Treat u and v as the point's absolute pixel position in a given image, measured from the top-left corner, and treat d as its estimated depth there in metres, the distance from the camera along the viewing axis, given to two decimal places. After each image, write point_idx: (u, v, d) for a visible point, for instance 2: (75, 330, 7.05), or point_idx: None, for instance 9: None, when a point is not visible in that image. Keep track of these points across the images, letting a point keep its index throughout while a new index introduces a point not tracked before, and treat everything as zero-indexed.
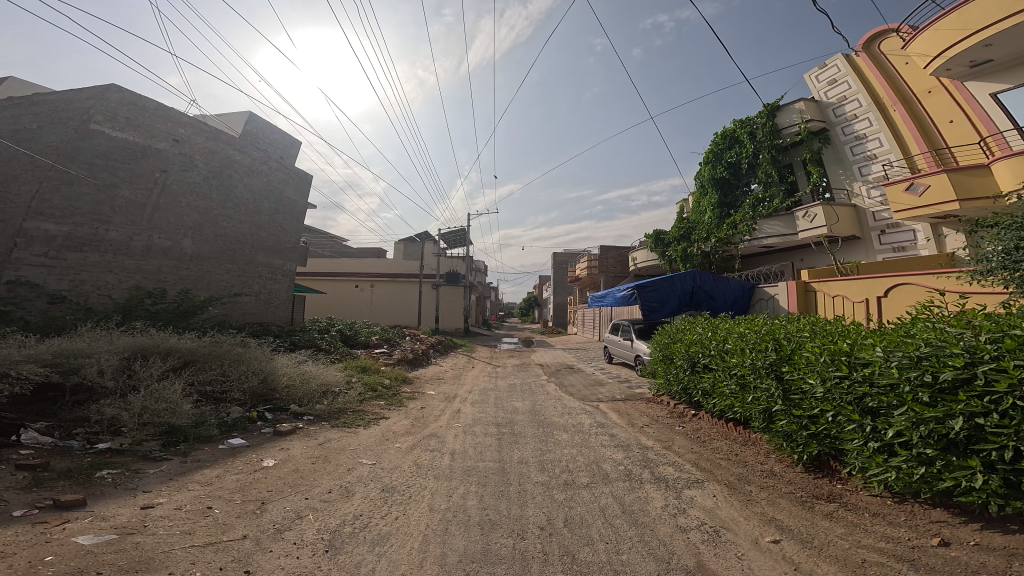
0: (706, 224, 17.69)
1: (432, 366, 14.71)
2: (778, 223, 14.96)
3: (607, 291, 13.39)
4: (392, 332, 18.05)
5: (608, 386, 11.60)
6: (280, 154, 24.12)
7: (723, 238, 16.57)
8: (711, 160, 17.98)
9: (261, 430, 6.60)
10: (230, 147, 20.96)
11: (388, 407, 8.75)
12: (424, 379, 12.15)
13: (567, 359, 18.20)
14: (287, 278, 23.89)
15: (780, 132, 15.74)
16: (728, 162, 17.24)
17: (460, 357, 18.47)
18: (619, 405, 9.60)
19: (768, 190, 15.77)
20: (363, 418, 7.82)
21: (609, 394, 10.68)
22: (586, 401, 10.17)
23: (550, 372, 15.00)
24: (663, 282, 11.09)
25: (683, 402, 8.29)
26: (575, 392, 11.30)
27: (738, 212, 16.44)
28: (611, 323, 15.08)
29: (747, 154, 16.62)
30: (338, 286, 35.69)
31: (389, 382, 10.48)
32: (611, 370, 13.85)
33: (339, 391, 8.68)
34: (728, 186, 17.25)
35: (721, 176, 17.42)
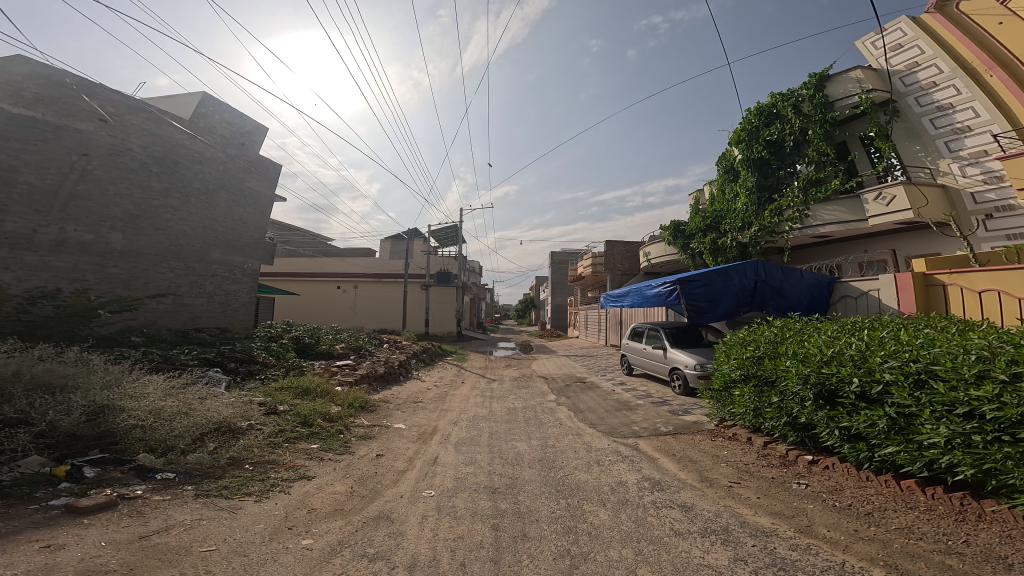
0: (741, 211, 14.89)
1: (411, 382, 11.64)
2: (840, 207, 12.17)
3: (629, 288, 10.51)
4: (366, 339, 14.86)
5: (642, 410, 8.62)
6: (243, 138, 20.96)
7: (766, 227, 13.76)
8: (744, 139, 15.24)
9: (44, 506, 3.61)
10: (174, 128, 17.53)
11: (322, 457, 5.69)
12: (394, 404, 9.07)
13: (576, 370, 15.20)
14: (250, 278, 20.68)
15: (832, 105, 13.19)
16: (766, 141, 14.47)
17: (449, 368, 15.35)
18: (668, 442, 6.62)
19: (821, 170, 13.10)
20: (264, 479, 4.76)
21: (647, 423, 7.68)
22: (618, 437, 7.17)
23: (558, 387, 12.00)
24: (714, 275, 8.17)
25: (785, 443, 5.46)
26: (597, 420, 8.28)
27: (784, 197, 13.67)
28: (633, 327, 12.12)
29: (790, 131, 13.92)
30: (319, 287, 32.42)
31: (339, 413, 7.38)
32: (636, 386, 10.89)
33: (243, 434, 5.62)
34: (767, 169, 14.48)
35: (757, 158, 14.68)
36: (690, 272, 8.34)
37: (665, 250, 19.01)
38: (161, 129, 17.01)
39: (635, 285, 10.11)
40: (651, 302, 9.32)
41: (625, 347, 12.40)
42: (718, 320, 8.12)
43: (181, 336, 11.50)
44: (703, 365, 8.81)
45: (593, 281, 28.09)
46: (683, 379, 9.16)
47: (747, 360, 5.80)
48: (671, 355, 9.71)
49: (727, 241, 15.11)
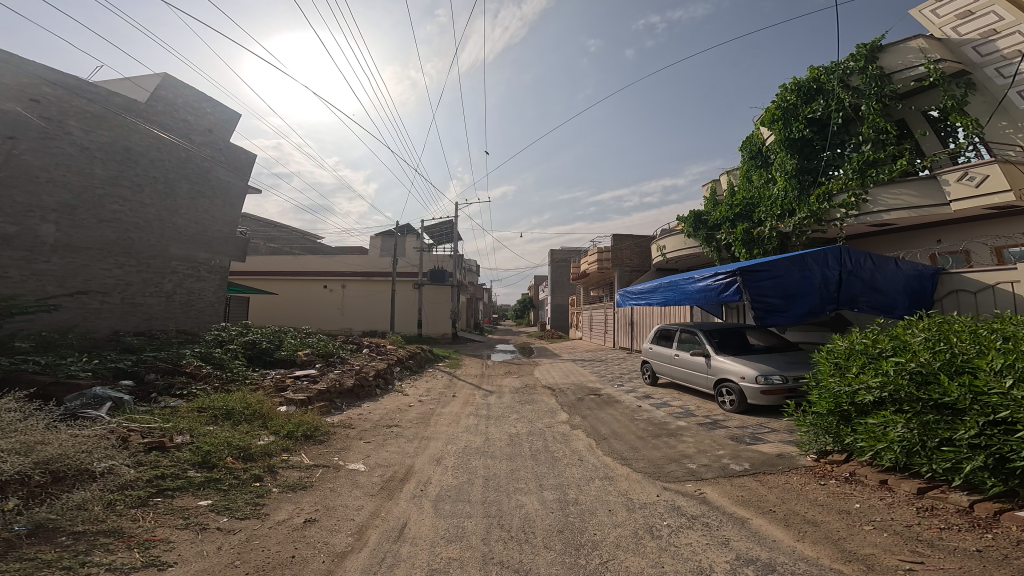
0: (780, 198, 12.88)
1: (390, 397, 9.51)
2: (910, 189, 10.15)
3: (659, 283, 8.56)
4: (342, 344, 12.70)
5: (690, 436, 6.52)
6: (210, 123, 18.69)
7: (815, 213, 11.52)
8: (779, 118, 13.37)
9: None
10: (122, 108, 15.27)
11: (207, 528, 3.58)
12: (360, 431, 6.89)
13: (587, 377, 13.14)
14: (218, 277, 18.52)
15: (889, 77, 11.37)
16: (808, 119, 12.65)
17: (439, 376, 13.17)
18: (753, 489, 4.57)
19: (882, 150, 11.09)
20: (77, 564, 2.83)
21: (705, 457, 5.58)
22: (671, 481, 5.05)
23: (568, 402, 9.91)
24: (790, 267, 6.13)
25: (972, 493, 3.55)
26: (632, 453, 6.17)
27: (834, 179, 11.59)
28: (659, 328, 10.07)
29: (838, 107, 12.11)
30: (304, 286, 30.19)
31: (271, 451, 5.22)
32: (667, 401, 8.82)
33: (81, 483, 3.68)
34: (810, 150, 12.61)
35: (796, 138, 12.83)
36: (753, 261, 6.35)
37: (683, 242, 16.97)
38: (108, 110, 14.78)
39: (667, 278, 8.19)
40: (691, 299, 7.35)
41: (648, 352, 10.33)
42: (793, 322, 6.09)
43: (107, 341, 9.37)
44: (766, 376, 6.75)
45: (598, 279, 26.03)
46: (737, 394, 7.10)
47: (888, 376, 3.93)
48: (717, 362, 7.64)
49: (763, 232, 13.11)
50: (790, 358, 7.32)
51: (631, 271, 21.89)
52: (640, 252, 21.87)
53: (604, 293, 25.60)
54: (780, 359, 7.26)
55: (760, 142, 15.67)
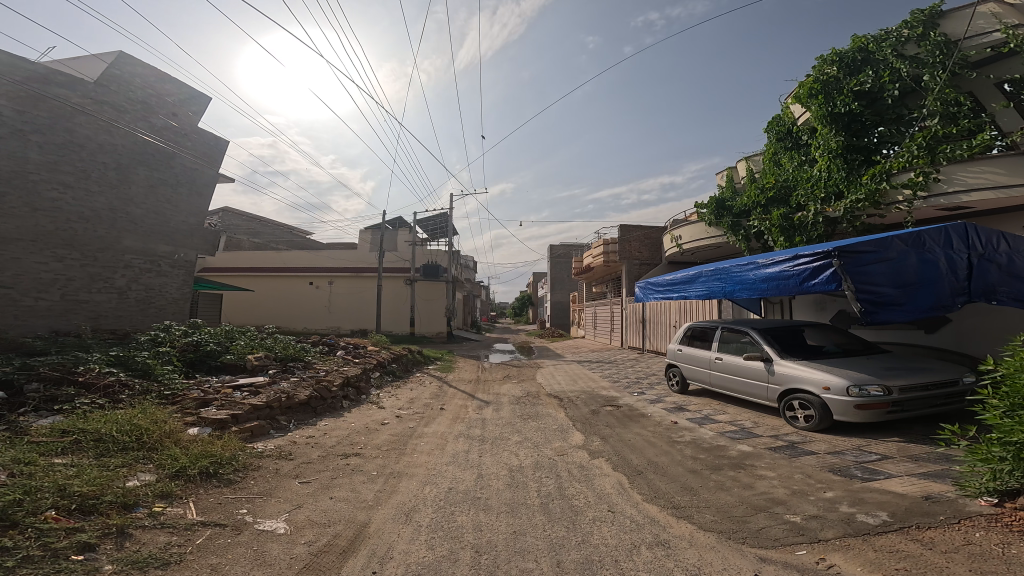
0: (828, 179, 11.06)
1: (359, 413, 7.62)
2: (997, 166, 8.41)
3: (698, 271, 7.03)
4: (310, 345, 10.78)
5: (765, 467, 4.77)
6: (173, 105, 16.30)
7: (875, 196, 9.84)
8: (816, 93, 11.65)
9: None
10: (63, 86, 13.10)
11: None
12: (304, 466, 5.00)
13: (598, 382, 11.30)
14: (183, 271, 16.56)
15: (955, 45, 9.74)
16: (855, 91, 10.95)
17: (427, 383, 11.29)
18: (920, 557, 2.92)
19: (952, 126, 9.49)
20: None
21: (810, 504, 3.85)
22: (771, 549, 3.30)
23: (581, 416, 8.15)
24: (905, 248, 4.58)
25: None
26: (688, 496, 4.39)
27: (894, 158, 9.86)
28: (688, 326, 8.33)
29: (891, 78, 10.51)
30: (288, 283, 28.27)
31: (134, 501, 3.52)
32: (711, 414, 7.08)
33: None
34: (859, 126, 10.91)
35: (840, 113, 11.16)
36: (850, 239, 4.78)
37: (704, 232, 15.30)
38: (44, 86, 12.65)
39: (707, 267, 6.78)
40: (747, 290, 5.92)
41: (675, 356, 8.56)
42: (913, 319, 4.52)
43: (5, 345, 7.48)
44: (861, 387, 5.12)
45: (602, 274, 24.24)
46: (818, 409, 5.46)
47: None
48: (782, 369, 5.96)
49: (805, 218, 11.38)
50: (878, 362, 5.73)
51: (640, 264, 20.02)
52: (650, 244, 20.00)
53: (609, 289, 23.81)
54: (868, 364, 5.64)
55: (790, 123, 14.20)
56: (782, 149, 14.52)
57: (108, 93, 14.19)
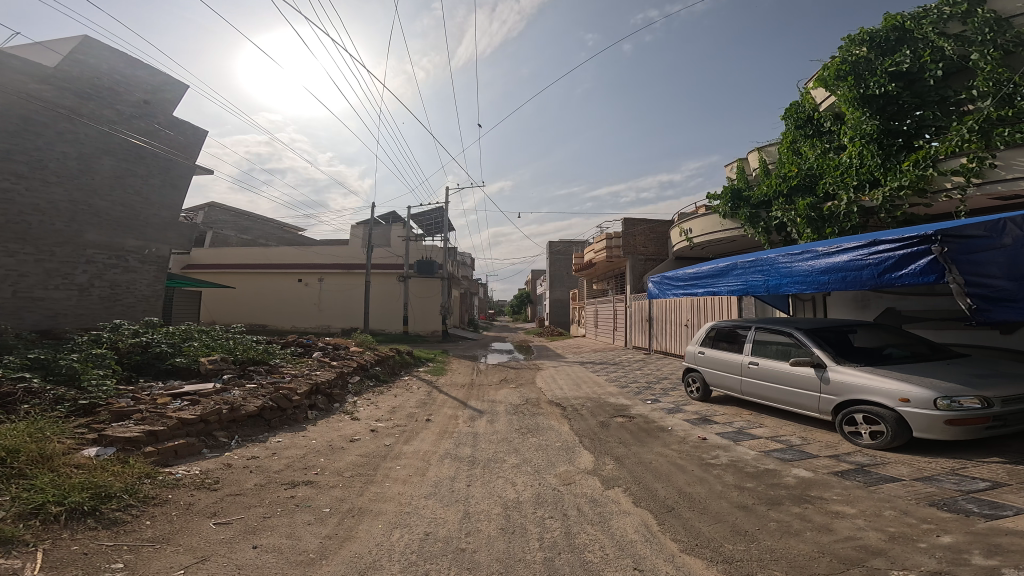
0: (861, 166, 9.95)
1: (325, 427, 6.45)
2: None
3: (732, 263, 6.72)
4: (277, 346, 9.53)
5: (839, 501, 3.72)
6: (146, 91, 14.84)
7: (920, 183, 8.86)
8: (844, 75, 10.49)
9: None
10: (15, 68, 11.80)
11: None
12: (228, 501, 3.92)
13: (604, 387, 10.15)
14: (155, 267, 15.17)
15: (1005, 23, 8.90)
16: (890, 71, 9.83)
17: (415, 388, 10.16)
18: None
19: (1005, 108, 8.44)
20: None
21: (927, 561, 2.80)
22: None
23: (588, 429, 7.05)
24: (1016, 239, 4.25)
25: None
26: (744, 545, 3.30)
27: (940, 143, 8.97)
28: (711, 326, 7.31)
29: (932, 58, 9.46)
30: (276, 280, 27.09)
31: None
32: (744, 427, 6.02)
33: None
34: (895, 109, 9.79)
35: (873, 95, 10.02)
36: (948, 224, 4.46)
37: (719, 224, 14.18)
38: None
39: (738, 261, 6.60)
40: (800, 284, 5.73)
41: (695, 359, 7.46)
42: None
43: None
44: (951, 398, 4.11)
45: (603, 270, 23.12)
46: (891, 425, 4.42)
47: None
48: (839, 375, 4.92)
49: (836, 208, 10.21)
50: (957, 366, 4.72)
51: (645, 260, 18.68)
52: (656, 239, 18.70)
53: (611, 285, 22.70)
54: (946, 369, 4.63)
55: (811, 109, 13.21)
56: (801, 136, 13.43)
57: (67, 76, 12.81)
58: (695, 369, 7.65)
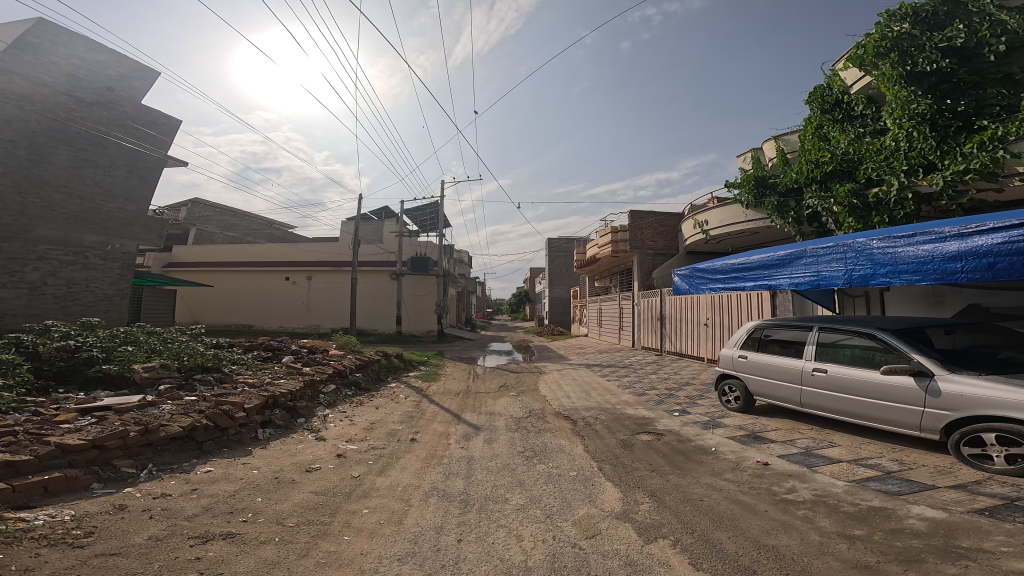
0: (914, 148, 8.77)
1: (275, 451, 5.14)
2: None
3: (808, 253, 6.26)
4: (236, 350, 8.16)
5: (1017, 556, 2.73)
6: (109, 77, 13.31)
7: (989, 167, 7.72)
8: (886, 51, 9.36)
9: None
10: None
11: None
12: (92, 565, 2.70)
13: (617, 394, 8.86)
14: (118, 264, 13.70)
15: None
16: (941, 46, 8.76)
17: (401, 397, 8.87)
18: None
19: None
20: None
21: None
22: None
23: (612, 450, 5.83)
24: None
25: None
26: None
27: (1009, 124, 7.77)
28: (753, 325, 6.21)
29: (992, 32, 8.44)
30: (263, 278, 25.73)
31: None
32: (815, 447, 4.88)
33: None
34: (949, 87, 8.68)
35: (921, 73, 8.93)
36: None
37: (741, 215, 13.05)
38: None
39: (810, 248, 6.20)
40: (906, 273, 5.22)
41: (732, 364, 6.32)
42: None
43: None
44: None
45: (607, 267, 21.87)
46: None
47: None
48: (953, 386, 4.00)
49: (884, 194, 8.91)
50: None
51: (653, 255, 17.27)
52: (665, 232, 17.34)
53: (615, 282, 21.46)
54: None
55: (840, 91, 12.15)
56: (829, 121, 12.31)
57: (13, 60, 11.20)
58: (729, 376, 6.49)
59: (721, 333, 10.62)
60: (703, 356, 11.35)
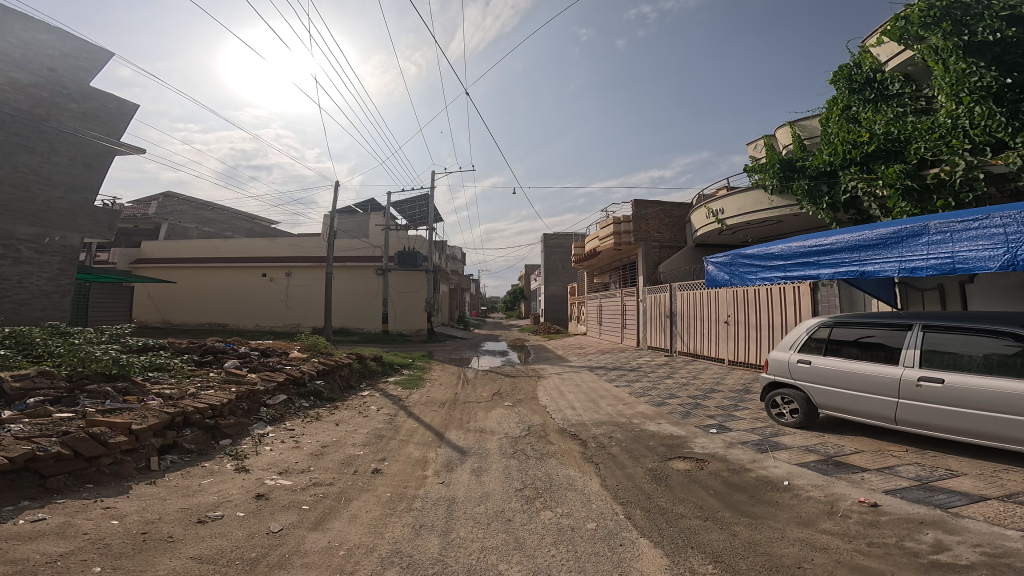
0: (981, 123, 7.61)
1: (160, 490, 3.71)
2: None
3: (935, 229, 4.83)
4: (162, 356, 6.60)
5: None
6: (47, 56, 11.42)
7: None
8: (936, 21, 8.47)
9: None
10: None
11: None
12: None
13: (631, 404, 7.48)
14: (56, 258, 11.76)
15: None
16: (1002, 15, 7.84)
17: (374, 410, 7.39)
18: None
19: None
20: None
21: None
22: None
23: (641, 485, 4.45)
24: None
25: None
26: None
27: None
28: (818, 323, 5.12)
29: None
30: (239, 275, 23.96)
31: None
32: (933, 479, 3.70)
33: None
34: (1014, 60, 7.66)
35: (981, 44, 7.94)
36: None
37: (765, 200, 11.73)
38: None
39: (934, 222, 4.83)
40: None
41: (791, 372, 5.14)
42: None
43: None
44: None
45: (607, 261, 20.52)
46: None
47: None
48: None
49: (947, 175, 7.79)
50: None
51: (660, 247, 15.90)
52: (672, 223, 16.01)
53: (617, 278, 20.14)
54: None
55: (874, 69, 11.03)
56: (858, 101, 11.13)
57: None
58: (783, 385, 5.32)
59: (747, 332, 9.28)
60: (724, 358, 10.00)
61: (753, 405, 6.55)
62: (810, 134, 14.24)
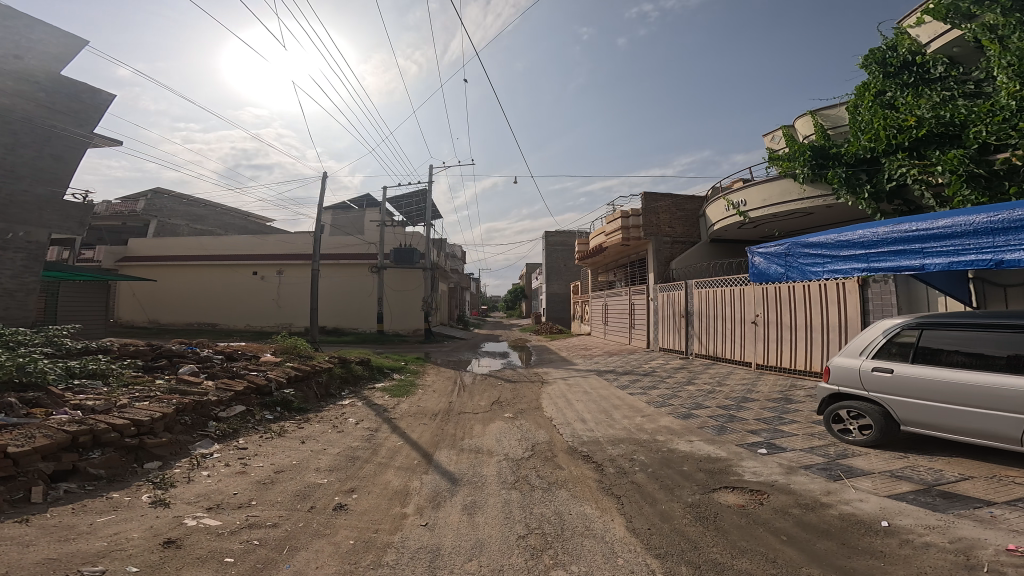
0: None
1: (26, 533, 2.77)
2: None
3: None
4: (99, 359, 5.66)
5: None
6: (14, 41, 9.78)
7: None
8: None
9: None
10: None
11: None
12: None
13: (652, 417, 6.48)
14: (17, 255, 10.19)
15: None
16: None
17: (351, 423, 6.37)
18: None
19: None
20: None
21: None
22: None
23: (681, 529, 3.44)
24: None
25: None
26: None
27: None
28: (893, 326, 4.39)
29: None
30: (229, 272, 22.99)
31: None
32: None
33: None
34: None
35: None
36: None
37: (794, 190, 10.83)
38: None
39: None
40: None
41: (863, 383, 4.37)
42: None
43: None
44: None
45: (613, 258, 19.48)
46: None
47: None
48: None
49: None
50: None
51: (671, 243, 14.84)
52: (684, 217, 14.96)
53: (624, 275, 19.08)
54: None
55: (913, 50, 9.99)
56: (894, 86, 10.08)
57: None
58: (850, 397, 4.57)
59: (778, 333, 8.26)
60: (750, 362, 8.98)
61: (801, 419, 5.55)
62: (834, 122, 13.14)
